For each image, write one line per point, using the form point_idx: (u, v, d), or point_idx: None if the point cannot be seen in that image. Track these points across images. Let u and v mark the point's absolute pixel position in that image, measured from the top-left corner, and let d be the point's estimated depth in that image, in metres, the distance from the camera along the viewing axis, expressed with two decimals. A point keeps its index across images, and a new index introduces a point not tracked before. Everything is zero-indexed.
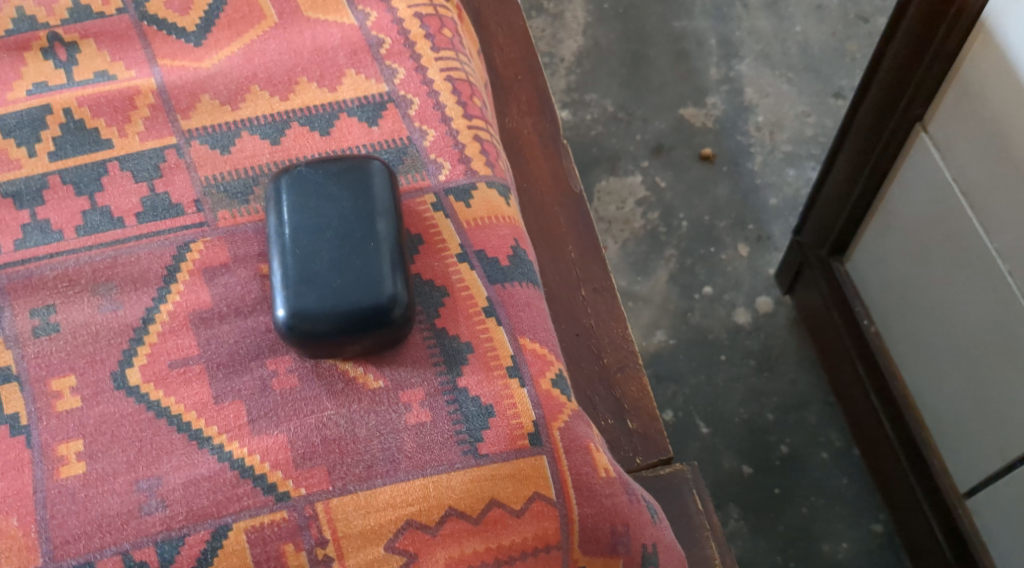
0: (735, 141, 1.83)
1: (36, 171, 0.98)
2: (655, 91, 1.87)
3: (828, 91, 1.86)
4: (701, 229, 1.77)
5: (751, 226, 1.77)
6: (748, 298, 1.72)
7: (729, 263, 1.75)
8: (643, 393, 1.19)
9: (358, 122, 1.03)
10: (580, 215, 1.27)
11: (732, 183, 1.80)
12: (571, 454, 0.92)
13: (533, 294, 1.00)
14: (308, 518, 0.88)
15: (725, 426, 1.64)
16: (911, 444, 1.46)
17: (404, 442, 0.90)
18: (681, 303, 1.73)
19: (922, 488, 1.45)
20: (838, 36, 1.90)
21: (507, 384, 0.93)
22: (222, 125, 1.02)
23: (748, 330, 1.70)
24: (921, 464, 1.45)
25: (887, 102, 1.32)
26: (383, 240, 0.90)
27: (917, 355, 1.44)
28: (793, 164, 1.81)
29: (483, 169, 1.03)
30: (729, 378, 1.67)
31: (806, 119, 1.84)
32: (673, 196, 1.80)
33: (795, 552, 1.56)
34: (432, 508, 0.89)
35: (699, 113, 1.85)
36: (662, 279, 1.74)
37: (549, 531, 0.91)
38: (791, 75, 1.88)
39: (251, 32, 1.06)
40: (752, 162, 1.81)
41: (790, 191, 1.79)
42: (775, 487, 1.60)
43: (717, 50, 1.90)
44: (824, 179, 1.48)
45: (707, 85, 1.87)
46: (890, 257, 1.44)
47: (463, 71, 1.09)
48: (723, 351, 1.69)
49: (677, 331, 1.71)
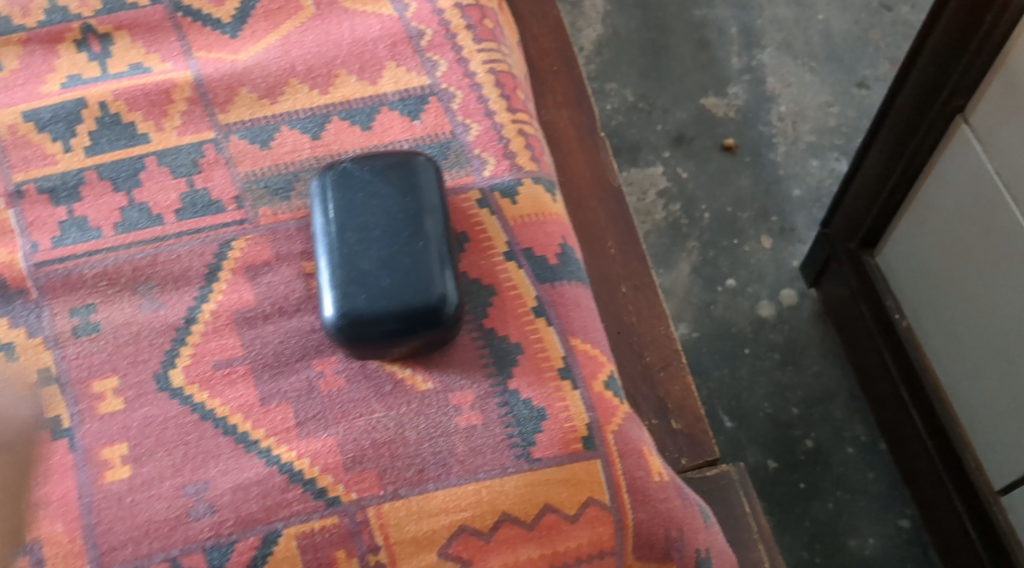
0: (758, 132, 1.80)
1: (72, 166, 0.96)
2: (678, 80, 1.84)
3: (852, 81, 1.83)
4: (724, 221, 1.74)
5: (774, 218, 1.74)
6: (773, 291, 1.69)
7: (752, 256, 1.72)
8: (687, 393, 1.16)
9: (400, 117, 1.01)
10: (619, 210, 1.25)
11: (755, 174, 1.77)
12: (625, 457, 0.89)
13: (583, 293, 0.97)
14: (359, 523, 0.85)
15: (749, 420, 1.61)
16: (946, 443, 1.42)
17: (455, 445, 0.87)
18: (704, 295, 1.70)
19: (957, 489, 1.42)
20: (861, 24, 1.87)
21: (559, 386, 0.90)
22: (260, 119, 1.00)
23: (773, 323, 1.67)
24: (956, 464, 1.41)
25: (927, 94, 1.29)
26: (430, 237, 0.88)
27: (952, 351, 1.41)
28: (816, 154, 1.78)
29: (528, 164, 1.01)
30: (754, 372, 1.64)
31: (829, 110, 1.81)
32: (695, 187, 1.77)
33: (821, 547, 1.53)
34: (485, 513, 0.86)
35: (722, 102, 1.82)
36: (685, 271, 1.71)
37: (604, 536, 0.88)
38: (814, 65, 1.84)
39: (289, 24, 1.05)
40: (775, 153, 1.78)
41: (814, 182, 1.76)
42: (800, 481, 1.57)
43: (739, 39, 1.87)
44: (854, 175, 1.45)
45: (729, 75, 1.84)
46: (926, 251, 1.41)
47: (505, 62, 1.07)
48: (747, 344, 1.66)
49: (701, 324, 1.68)
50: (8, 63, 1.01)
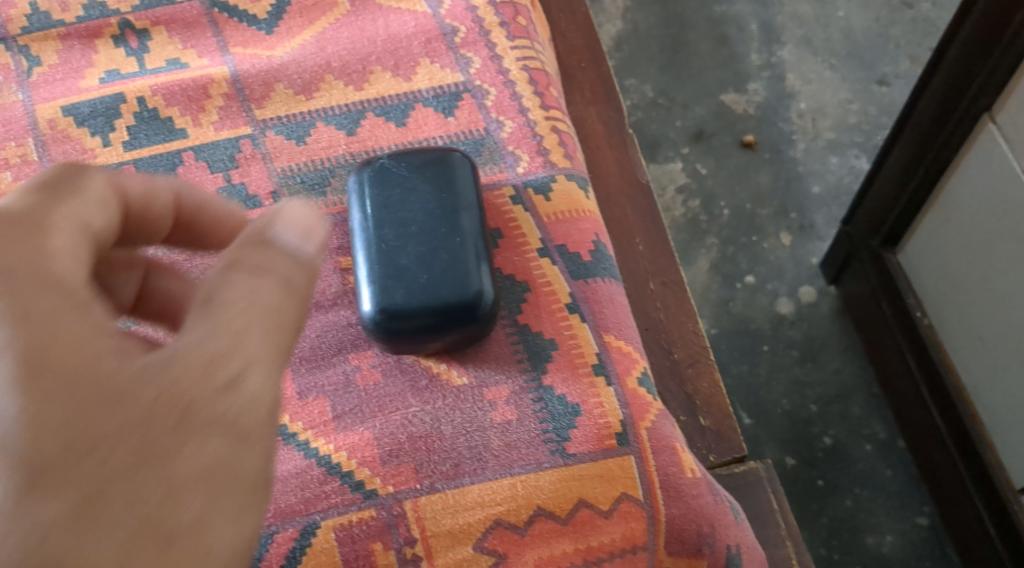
0: (777, 128, 1.61)
1: (111, 160, 0.98)
2: (695, 75, 1.65)
3: (873, 78, 1.63)
4: (743, 216, 1.56)
5: (794, 215, 1.56)
6: (792, 289, 1.52)
7: (772, 252, 1.54)
8: (715, 389, 1.17)
9: (434, 113, 1.02)
10: (648, 207, 1.25)
11: (774, 171, 1.58)
12: (658, 454, 0.90)
13: (616, 290, 0.98)
14: (396, 516, 0.86)
15: (766, 416, 1.45)
16: (974, 455, 1.27)
17: (490, 440, 0.88)
18: (722, 292, 1.52)
19: (987, 508, 1.26)
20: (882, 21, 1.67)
21: (594, 382, 0.91)
22: (296, 115, 1.01)
23: (792, 320, 1.50)
24: (984, 479, 1.26)
25: (954, 88, 1.18)
26: (466, 233, 0.89)
27: (983, 363, 1.25)
28: (836, 152, 1.59)
29: (561, 162, 1.02)
30: (772, 369, 1.47)
31: (849, 107, 1.62)
32: (714, 183, 1.58)
33: (839, 545, 1.38)
34: (521, 507, 0.87)
35: (741, 98, 1.63)
36: (702, 268, 1.54)
37: (637, 532, 0.88)
38: (835, 62, 1.65)
39: (324, 20, 1.06)
40: (795, 149, 1.60)
41: (833, 179, 1.58)
42: (818, 479, 1.41)
43: (760, 36, 1.67)
44: (873, 180, 1.33)
45: (748, 71, 1.65)
46: (948, 254, 1.28)
47: (538, 59, 1.07)
48: (765, 342, 1.49)
49: (718, 320, 1.50)
50: (47, 58, 1.02)
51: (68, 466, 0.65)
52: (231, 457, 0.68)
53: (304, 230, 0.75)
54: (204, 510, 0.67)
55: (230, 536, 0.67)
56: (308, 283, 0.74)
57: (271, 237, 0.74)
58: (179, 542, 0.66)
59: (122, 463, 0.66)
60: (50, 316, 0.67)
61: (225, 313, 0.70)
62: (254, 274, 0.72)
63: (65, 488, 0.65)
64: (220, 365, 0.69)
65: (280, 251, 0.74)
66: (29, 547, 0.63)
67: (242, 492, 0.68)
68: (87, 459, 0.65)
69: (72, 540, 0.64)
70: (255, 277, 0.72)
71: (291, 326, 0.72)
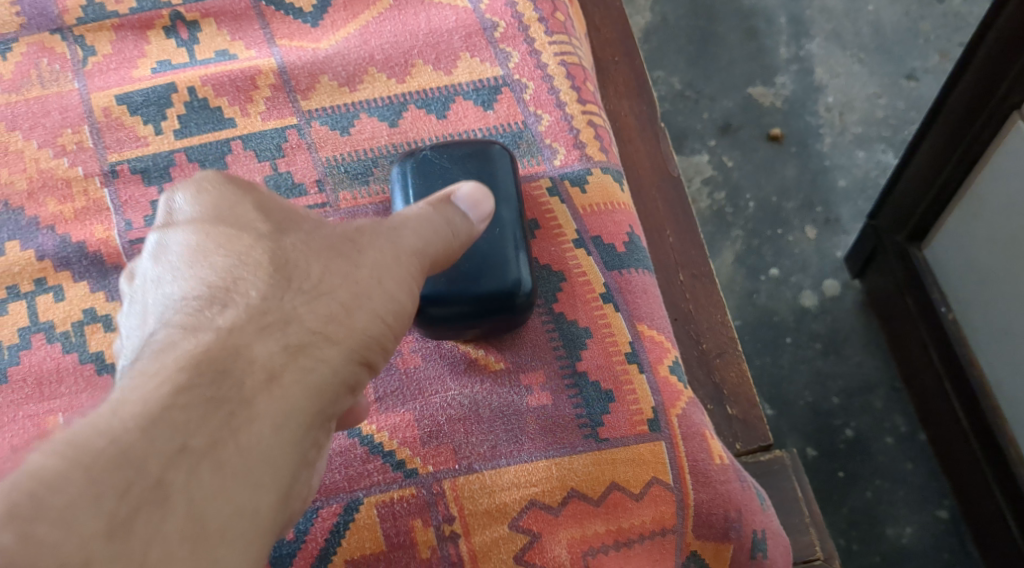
0: (805, 122, 1.61)
1: (163, 148, 1.02)
2: (724, 69, 1.64)
3: (900, 73, 1.62)
4: (768, 211, 1.57)
5: (819, 208, 1.56)
6: (816, 281, 1.53)
7: (796, 246, 1.55)
8: (742, 379, 1.20)
9: (474, 106, 1.05)
10: (678, 199, 1.28)
11: (800, 164, 1.59)
12: (688, 440, 0.93)
13: (649, 281, 1.01)
14: (436, 494, 0.89)
15: (789, 408, 1.46)
16: (996, 450, 1.29)
17: (526, 423, 0.92)
18: (747, 284, 1.53)
19: (1008, 503, 1.28)
20: (911, 16, 1.65)
21: (627, 369, 0.94)
22: (341, 106, 1.05)
23: (816, 313, 1.51)
24: (1005, 473, 1.28)
25: (986, 85, 1.20)
26: (506, 225, 0.92)
27: (1009, 359, 1.28)
28: (863, 146, 1.59)
29: (597, 155, 1.04)
30: (795, 360, 1.48)
31: (877, 101, 1.61)
32: (740, 175, 1.59)
33: (858, 536, 1.39)
34: (555, 489, 0.90)
35: (769, 92, 1.63)
36: (727, 260, 1.55)
37: (666, 515, 0.91)
38: (863, 56, 1.64)
39: (367, 14, 1.09)
40: (822, 143, 1.60)
41: (860, 174, 1.58)
42: (839, 470, 1.42)
43: (788, 29, 1.66)
44: (901, 175, 1.35)
45: (776, 64, 1.64)
46: (975, 249, 1.30)
47: (576, 54, 1.10)
48: (789, 333, 1.50)
49: (742, 312, 1.52)
50: (102, 48, 1.06)
51: (279, 228, 0.82)
52: (396, 245, 0.84)
53: (478, 202, 0.89)
54: (381, 267, 0.83)
55: (400, 284, 0.83)
56: (462, 239, 0.88)
57: (452, 199, 0.89)
58: (362, 269, 0.82)
59: (322, 242, 0.82)
60: (262, 193, 0.84)
61: (403, 226, 0.85)
62: (431, 210, 0.87)
63: (283, 230, 0.82)
64: (391, 224, 0.85)
65: (455, 209, 0.88)
66: (261, 248, 0.80)
67: (405, 281, 0.84)
68: (293, 231, 0.82)
69: (290, 247, 0.81)
70: (431, 211, 0.87)
71: (444, 253, 0.87)
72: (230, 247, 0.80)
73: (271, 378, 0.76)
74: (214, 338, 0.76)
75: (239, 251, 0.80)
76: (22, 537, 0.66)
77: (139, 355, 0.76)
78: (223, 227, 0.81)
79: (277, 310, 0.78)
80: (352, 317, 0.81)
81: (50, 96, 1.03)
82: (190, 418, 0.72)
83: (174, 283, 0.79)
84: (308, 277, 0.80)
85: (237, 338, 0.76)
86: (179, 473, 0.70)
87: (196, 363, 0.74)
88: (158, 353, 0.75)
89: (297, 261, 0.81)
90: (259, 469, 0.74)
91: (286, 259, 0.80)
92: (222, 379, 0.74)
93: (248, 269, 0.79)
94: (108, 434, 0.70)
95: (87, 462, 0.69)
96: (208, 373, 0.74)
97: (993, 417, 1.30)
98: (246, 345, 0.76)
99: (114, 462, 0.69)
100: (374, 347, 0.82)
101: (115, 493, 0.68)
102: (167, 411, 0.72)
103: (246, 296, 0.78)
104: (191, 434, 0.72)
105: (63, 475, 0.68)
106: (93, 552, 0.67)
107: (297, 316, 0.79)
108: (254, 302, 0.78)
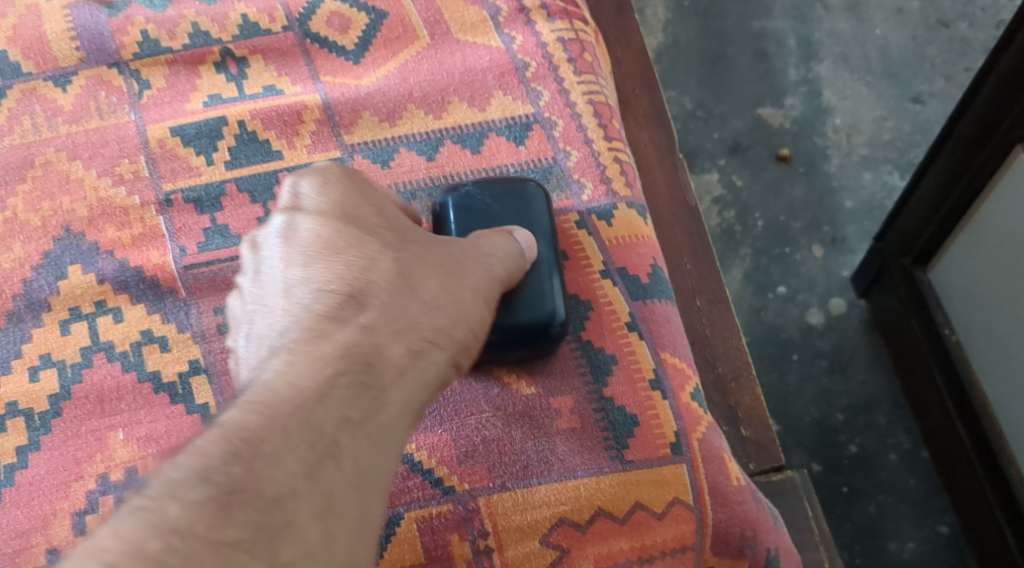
0: (813, 143, 1.66)
1: (214, 178, 1.08)
2: (734, 90, 1.70)
3: (907, 96, 1.67)
4: (777, 229, 1.62)
5: (827, 228, 1.62)
6: (822, 299, 1.58)
7: (804, 264, 1.60)
8: (756, 402, 1.27)
9: (506, 142, 1.12)
10: (695, 228, 1.34)
11: (808, 184, 1.64)
12: (707, 463, 0.99)
13: (672, 311, 1.07)
14: (471, 511, 0.96)
15: (796, 424, 1.52)
16: (997, 470, 1.35)
17: (557, 445, 0.98)
18: (755, 302, 1.59)
19: (1007, 520, 1.34)
20: (919, 40, 1.70)
21: (650, 395, 1.00)
22: (381, 140, 1.11)
23: (821, 330, 1.56)
24: (1006, 492, 1.34)
25: (990, 118, 1.26)
26: (541, 259, 0.98)
27: (1009, 381, 1.34)
28: (870, 168, 1.64)
29: (623, 190, 1.11)
30: (801, 378, 1.54)
31: (884, 123, 1.66)
32: (749, 194, 1.64)
33: (862, 550, 1.45)
34: (583, 507, 0.96)
35: (778, 112, 1.68)
36: (737, 277, 1.60)
37: (687, 533, 0.97)
38: (870, 78, 1.69)
39: (406, 52, 1.15)
40: (829, 164, 1.65)
41: (867, 196, 1.63)
42: (843, 485, 1.48)
43: (796, 51, 1.71)
44: (908, 199, 1.41)
45: (785, 86, 1.70)
46: (978, 275, 1.36)
47: (602, 93, 1.16)
48: (795, 350, 1.56)
49: (751, 329, 1.58)
50: (156, 82, 1.12)
51: (399, 241, 0.92)
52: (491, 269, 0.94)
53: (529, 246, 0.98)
54: (479, 290, 0.93)
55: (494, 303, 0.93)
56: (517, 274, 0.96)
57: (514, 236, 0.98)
58: (468, 284, 0.92)
59: (433, 258, 0.92)
60: (381, 209, 0.93)
61: (489, 253, 0.95)
62: (506, 241, 0.97)
63: (405, 244, 0.92)
64: (484, 251, 0.95)
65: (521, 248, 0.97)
66: (389, 259, 0.90)
67: (492, 303, 0.94)
68: (410, 246, 0.92)
69: (411, 261, 0.91)
70: (504, 241, 0.96)
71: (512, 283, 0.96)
72: (359, 249, 0.90)
73: (406, 369, 0.87)
74: (361, 329, 0.87)
75: (372, 257, 0.89)
76: (244, 471, 0.78)
77: (289, 333, 0.86)
78: (354, 237, 0.90)
79: (405, 315, 0.89)
80: (461, 327, 0.91)
81: (109, 127, 1.10)
82: (352, 394, 0.84)
83: (310, 270, 0.89)
84: (427, 288, 0.90)
85: (377, 335, 0.87)
86: (348, 436, 0.82)
87: (348, 350, 0.85)
88: (313, 338, 0.85)
89: (418, 274, 0.91)
90: (400, 441, 0.85)
91: (408, 267, 0.91)
92: (370, 367, 0.85)
93: (380, 278, 0.89)
94: (292, 398, 0.82)
95: (271, 423, 0.80)
96: (359, 362, 0.85)
97: (994, 438, 1.35)
98: (382, 340, 0.87)
99: (301, 423, 0.81)
100: (468, 353, 0.92)
101: (305, 447, 0.81)
102: (327, 390, 0.83)
103: (381, 299, 0.88)
104: (347, 408, 0.83)
105: (265, 427, 0.80)
106: (295, 489, 0.79)
107: (420, 320, 0.89)
108: (388, 300, 0.88)
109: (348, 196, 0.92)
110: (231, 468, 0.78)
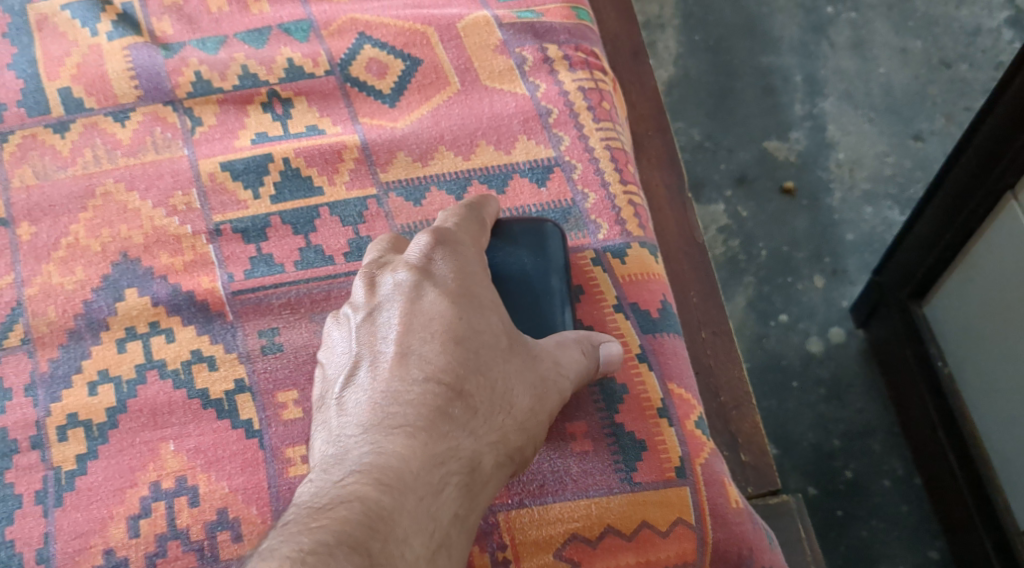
0: (816, 176, 1.75)
1: (261, 211, 1.17)
2: (741, 123, 1.79)
3: (908, 133, 1.76)
4: (779, 260, 1.71)
5: (828, 259, 1.70)
6: (822, 328, 1.67)
7: (805, 294, 1.69)
8: (756, 429, 1.36)
9: (529, 183, 1.21)
10: (702, 265, 1.42)
11: (811, 217, 1.73)
12: (709, 486, 1.08)
13: (678, 344, 1.16)
14: (492, 524, 1.05)
15: (793, 449, 1.60)
16: (984, 496, 1.43)
17: (570, 466, 1.07)
18: (758, 329, 1.68)
19: (993, 544, 1.42)
20: (921, 79, 1.79)
21: (658, 423, 1.09)
22: (413, 180, 1.20)
23: (820, 359, 1.65)
24: (992, 517, 1.42)
25: (983, 165, 1.35)
26: (554, 293, 1.09)
27: (997, 412, 1.42)
28: (871, 203, 1.73)
29: (636, 231, 1.19)
30: (799, 404, 1.63)
31: (885, 159, 1.75)
32: (754, 224, 1.73)
33: None
34: (594, 524, 1.05)
35: (784, 146, 1.77)
36: (739, 305, 1.69)
37: (689, 551, 1.06)
38: (873, 115, 1.78)
39: (438, 97, 1.24)
40: (832, 198, 1.74)
41: (867, 229, 1.71)
42: (837, 509, 1.56)
43: (802, 87, 1.81)
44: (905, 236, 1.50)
45: (791, 120, 1.79)
46: (970, 312, 1.44)
47: (620, 139, 1.25)
48: (794, 377, 1.64)
49: (752, 354, 1.66)
50: (207, 119, 1.21)
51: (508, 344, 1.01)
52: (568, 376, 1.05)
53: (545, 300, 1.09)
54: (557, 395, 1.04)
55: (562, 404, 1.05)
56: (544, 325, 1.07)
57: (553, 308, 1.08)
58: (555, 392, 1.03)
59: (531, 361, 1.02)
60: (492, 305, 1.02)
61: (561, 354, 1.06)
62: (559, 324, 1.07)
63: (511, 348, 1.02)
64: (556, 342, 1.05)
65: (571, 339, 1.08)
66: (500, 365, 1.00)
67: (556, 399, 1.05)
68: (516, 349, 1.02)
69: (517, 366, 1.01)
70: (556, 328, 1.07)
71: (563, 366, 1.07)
72: (477, 349, 0.99)
73: (496, 475, 0.98)
74: (473, 433, 0.97)
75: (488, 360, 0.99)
76: (381, 548, 0.88)
77: (413, 418, 0.96)
78: (475, 339, 0.99)
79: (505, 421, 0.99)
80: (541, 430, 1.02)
81: (163, 160, 1.19)
82: (460, 495, 0.95)
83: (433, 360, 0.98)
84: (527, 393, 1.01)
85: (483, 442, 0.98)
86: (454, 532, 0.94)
87: (462, 453, 0.96)
88: (433, 432, 0.95)
89: (520, 381, 1.01)
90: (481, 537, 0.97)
91: (513, 372, 1.01)
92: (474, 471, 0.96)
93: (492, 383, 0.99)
94: (418, 489, 0.92)
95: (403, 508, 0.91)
96: (468, 466, 0.96)
97: (982, 465, 1.44)
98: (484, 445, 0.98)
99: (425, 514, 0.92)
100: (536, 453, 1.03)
101: (427, 536, 0.91)
102: (442, 487, 0.94)
103: (490, 405, 0.99)
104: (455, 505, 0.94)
105: (398, 510, 0.90)
106: None
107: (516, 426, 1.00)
108: (495, 404, 0.99)
109: (467, 288, 1.01)
110: (373, 542, 0.88)
